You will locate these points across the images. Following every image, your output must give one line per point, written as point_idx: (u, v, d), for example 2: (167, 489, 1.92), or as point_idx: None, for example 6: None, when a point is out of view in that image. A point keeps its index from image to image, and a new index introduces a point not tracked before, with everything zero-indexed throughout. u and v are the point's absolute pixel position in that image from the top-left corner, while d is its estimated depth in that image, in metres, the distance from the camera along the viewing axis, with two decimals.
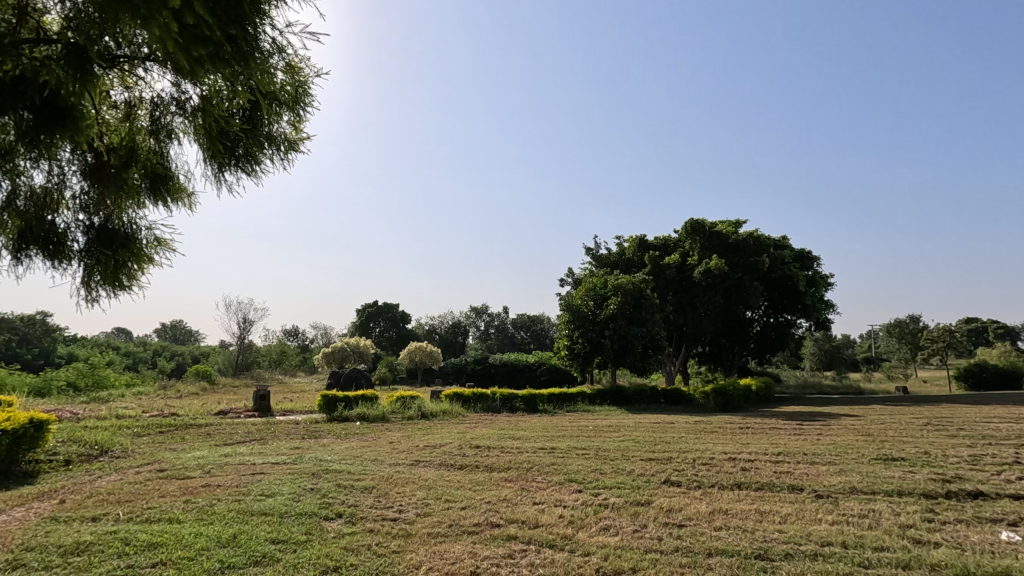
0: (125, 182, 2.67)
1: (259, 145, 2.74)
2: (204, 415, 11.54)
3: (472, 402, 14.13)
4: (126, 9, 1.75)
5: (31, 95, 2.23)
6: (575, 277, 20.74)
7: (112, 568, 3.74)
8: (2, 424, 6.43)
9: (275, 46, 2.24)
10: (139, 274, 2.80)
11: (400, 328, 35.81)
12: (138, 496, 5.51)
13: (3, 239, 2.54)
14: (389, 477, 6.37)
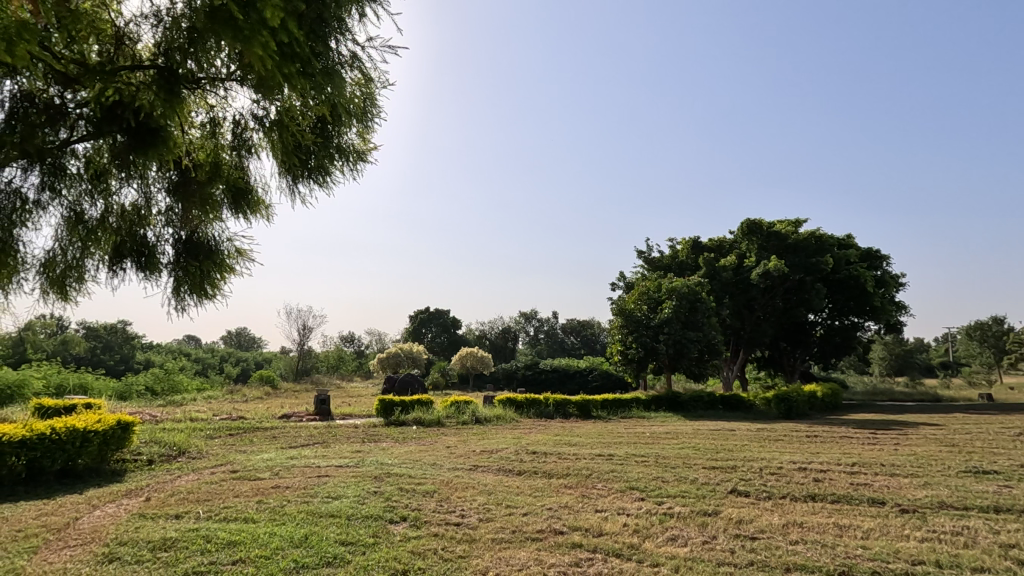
0: (208, 196, 2.80)
1: (331, 156, 2.82)
2: (270, 418, 12.05)
3: (525, 408, 14.10)
4: (228, 31, 1.86)
5: (128, 117, 2.40)
6: (626, 282, 20.43)
7: (196, 565, 3.92)
8: (94, 425, 6.92)
9: (353, 58, 2.32)
10: (221, 283, 2.92)
11: (451, 334, 36.29)
12: (216, 496, 5.78)
13: (101, 254, 2.71)
14: (450, 482, 6.43)
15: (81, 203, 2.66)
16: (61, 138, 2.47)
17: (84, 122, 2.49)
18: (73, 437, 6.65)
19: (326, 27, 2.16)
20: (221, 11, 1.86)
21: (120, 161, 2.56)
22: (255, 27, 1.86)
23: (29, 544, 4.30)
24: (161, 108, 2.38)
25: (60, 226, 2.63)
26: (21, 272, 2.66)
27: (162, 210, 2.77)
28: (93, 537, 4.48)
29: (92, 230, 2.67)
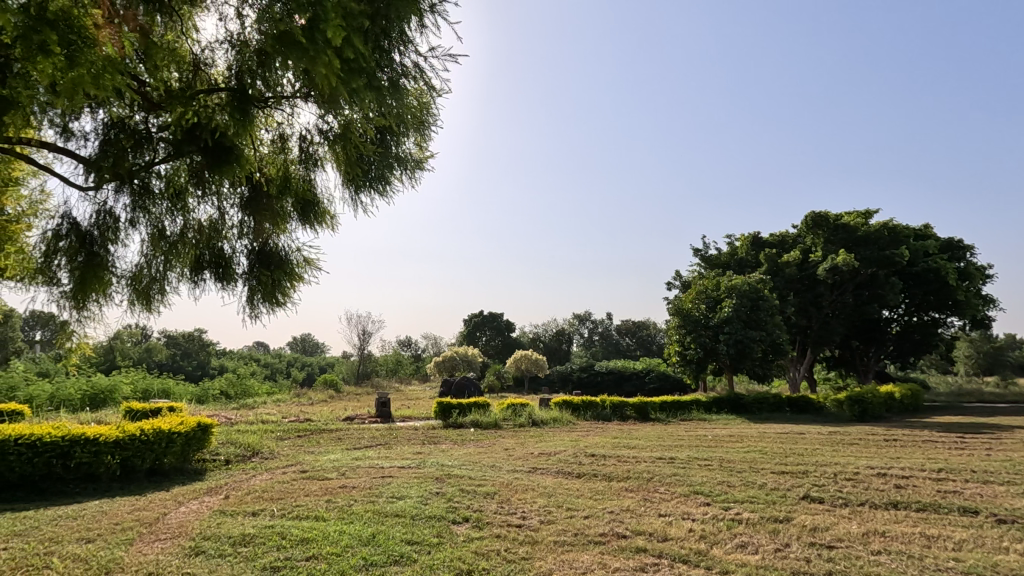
0: (276, 209, 2.95)
1: (390, 166, 2.92)
2: (334, 420, 12.53)
3: (582, 410, 13.98)
4: (297, 53, 1.96)
5: (205, 137, 2.57)
6: (682, 281, 19.94)
7: (274, 559, 4.13)
8: (177, 427, 7.41)
9: (415, 69, 2.38)
10: (291, 291, 3.07)
11: (506, 337, 36.55)
12: (287, 494, 6.06)
13: (183, 267, 2.92)
14: (510, 484, 6.46)
15: (163, 220, 2.86)
16: (146, 161, 2.68)
17: (167, 145, 2.67)
18: (160, 437, 7.15)
19: (387, 40, 2.25)
20: (290, 34, 1.95)
21: (196, 179, 2.74)
22: (321, 48, 1.95)
23: (125, 536, 4.66)
24: (233, 128, 2.53)
25: (146, 243, 2.85)
26: (115, 286, 2.90)
27: (235, 224, 2.94)
28: (181, 532, 4.79)
29: (173, 244, 2.87)
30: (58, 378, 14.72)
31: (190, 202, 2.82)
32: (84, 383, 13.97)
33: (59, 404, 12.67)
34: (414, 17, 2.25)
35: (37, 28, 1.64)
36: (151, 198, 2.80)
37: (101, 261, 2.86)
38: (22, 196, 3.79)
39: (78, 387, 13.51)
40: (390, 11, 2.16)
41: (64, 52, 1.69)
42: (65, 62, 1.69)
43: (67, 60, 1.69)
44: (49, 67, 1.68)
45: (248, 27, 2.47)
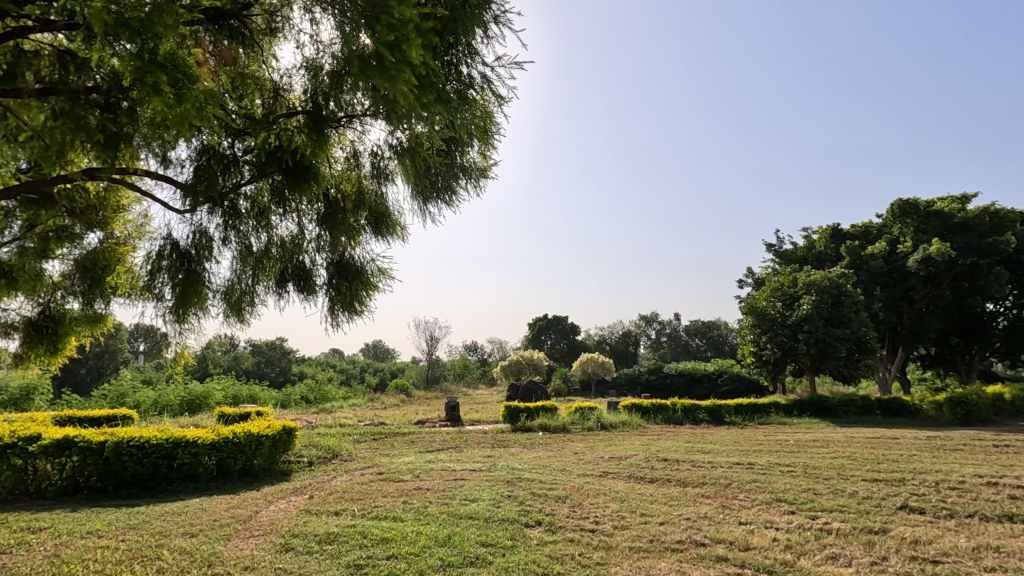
0: (350, 223, 3.12)
1: (456, 176, 3.01)
2: (407, 424, 12.94)
3: (652, 414, 13.63)
4: (379, 74, 2.06)
5: (286, 158, 2.76)
6: (755, 278, 19.09)
7: (357, 557, 4.30)
8: (265, 430, 7.90)
9: (484, 80, 2.44)
10: (367, 300, 3.21)
11: (571, 340, 36.41)
12: (367, 495, 6.32)
13: (269, 280, 3.13)
14: (581, 488, 6.41)
15: (249, 237, 3.06)
16: (235, 184, 2.90)
17: (252, 169, 2.88)
18: (250, 440, 7.64)
19: (455, 54, 2.33)
20: (371, 57, 2.06)
21: (278, 198, 2.92)
22: (400, 66, 2.04)
23: (223, 532, 5.01)
24: (310, 149, 2.70)
25: (235, 259, 3.08)
26: (210, 299, 3.15)
27: (313, 238, 3.11)
28: (272, 529, 5.10)
29: (259, 259, 3.08)
30: (160, 386, 16.12)
31: (272, 219, 3.02)
32: (182, 390, 15.17)
33: (162, 410, 13.84)
34: (479, 29, 2.31)
35: (152, 71, 1.85)
36: (238, 217, 3.01)
37: (197, 277, 3.12)
38: (128, 221, 4.22)
39: (178, 394, 14.70)
40: (458, 26, 2.24)
41: (172, 90, 1.89)
42: (173, 99, 1.89)
43: (176, 97, 1.89)
44: (163, 104, 1.88)
45: (322, 52, 2.62)
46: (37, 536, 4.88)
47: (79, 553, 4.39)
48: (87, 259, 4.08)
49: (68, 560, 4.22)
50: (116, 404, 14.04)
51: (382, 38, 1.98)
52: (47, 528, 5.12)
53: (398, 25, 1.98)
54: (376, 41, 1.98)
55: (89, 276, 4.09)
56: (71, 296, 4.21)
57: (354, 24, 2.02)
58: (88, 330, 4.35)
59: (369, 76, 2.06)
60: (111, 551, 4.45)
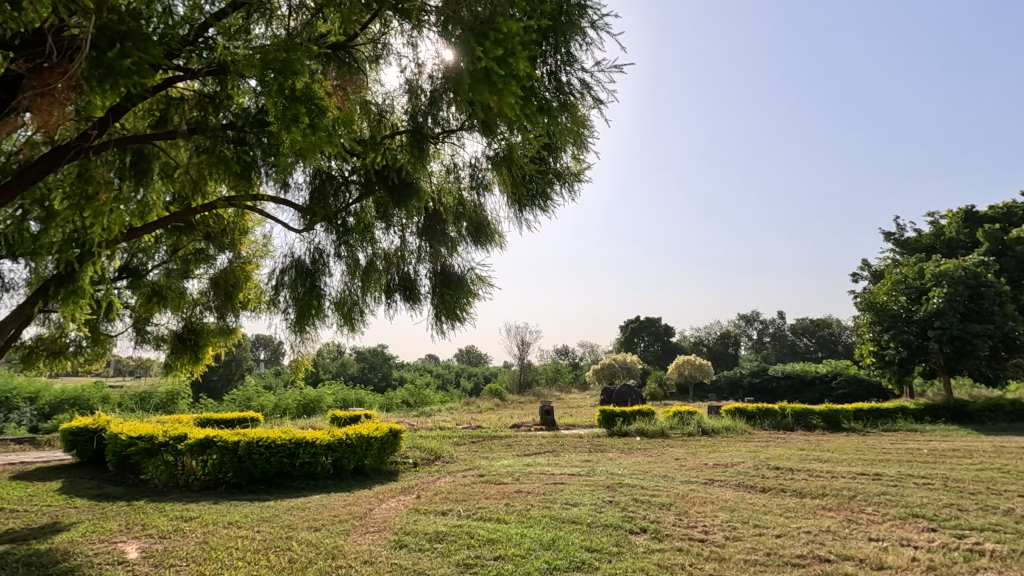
0: (448, 234, 3.25)
1: (550, 182, 3.07)
2: (503, 428, 13.17)
3: (758, 419, 12.83)
4: (486, 88, 2.13)
5: (393, 176, 2.97)
6: (872, 270, 17.44)
7: (465, 557, 4.44)
8: (373, 433, 8.40)
9: (583, 87, 2.47)
10: (469, 307, 3.31)
11: (665, 342, 35.26)
12: (470, 497, 6.51)
13: (378, 291, 3.34)
14: (686, 495, 6.18)
15: (358, 251, 3.30)
16: (344, 203, 3.19)
17: (360, 188, 3.13)
18: (361, 441, 8.16)
19: (555, 63, 2.40)
20: (479, 71, 2.13)
21: (382, 213, 3.13)
22: (507, 79, 2.11)
23: (343, 527, 5.39)
24: (412, 165, 2.87)
25: (346, 272, 3.33)
26: (326, 310, 3.43)
27: (414, 249, 3.27)
28: (386, 526, 5.41)
29: (367, 272, 3.31)
30: (279, 391, 17.61)
31: (376, 233, 3.22)
32: (298, 395, 16.47)
33: (282, 412, 15.13)
34: (577, 37, 2.37)
35: (292, 106, 2.23)
36: (348, 233, 3.26)
37: (316, 290, 3.40)
38: (252, 241, 4.69)
39: (295, 398, 15.98)
40: (556, 34, 2.33)
41: (308, 120, 2.26)
42: (308, 128, 2.25)
43: (310, 127, 2.25)
44: (299, 132, 2.25)
45: (420, 73, 2.83)
46: (190, 524, 5.53)
47: (224, 541, 4.92)
48: (218, 277, 4.58)
49: (216, 546, 4.74)
50: (244, 407, 15.55)
51: (492, 53, 2.07)
52: (196, 517, 5.79)
53: (505, 39, 2.08)
54: (485, 57, 2.07)
55: (220, 292, 4.59)
56: (208, 311, 4.77)
57: (467, 45, 2.13)
58: (223, 341, 4.90)
59: (477, 89, 2.14)
60: (250, 540, 4.94)
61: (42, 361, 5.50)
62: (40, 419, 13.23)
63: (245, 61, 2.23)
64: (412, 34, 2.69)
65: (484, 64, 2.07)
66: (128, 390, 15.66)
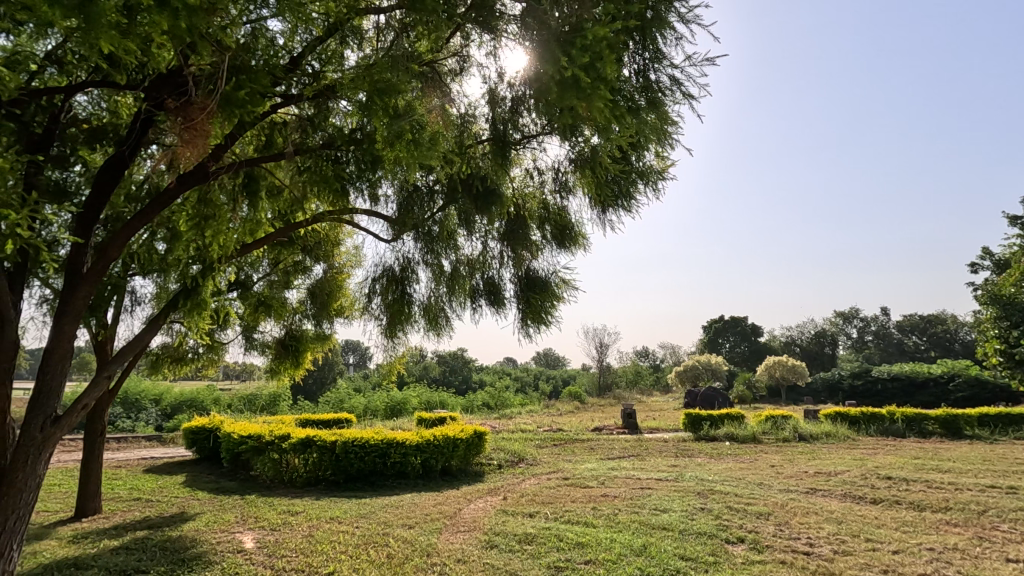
0: (529, 238, 3.27)
1: (634, 182, 3.02)
2: (585, 430, 13.07)
3: (863, 424, 11.86)
4: (575, 95, 2.15)
5: (478, 185, 3.06)
6: (995, 260, 15.65)
7: (556, 560, 4.44)
8: (458, 435, 8.62)
9: (672, 83, 2.43)
10: (554, 311, 3.32)
11: (753, 342, 33.52)
12: (556, 499, 6.51)
13: (463, 297, 3.44)
14: (786, 505, 5.82)
15: (443, 258, 3.42)
16: (430, 213, 3.31)
17: (444, 198, 3.24)
18: (448, 442, 8.41)
19: (642, 60, 2.39)
20: (567, 80, 2.16)
21: (465, 220, 3.22)
22: (595, 84, 2.12)
23: (435, 525, 5.57)
24: (495, 173, 2.95)
25: (431, 278, 3.47)
26: (414, 316, 3.58)
27: (496, 255, 3.33)
28: (476, 526, 5.53)
29: (452, 278, 3.42)
30: (368, 393, 18.51)
31: (460, 241, 3.31)
32: (386, 397, 17.23)
33: (372, 414, 15.88)
34: (665, 32, 2.35)
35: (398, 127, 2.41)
36: (433, 241, 3.38)
37: (405, 297, 3.56)
38: (344, 251, 5.00)
39: (383, 401, 16.72)
40: (642, 32, 2.33)
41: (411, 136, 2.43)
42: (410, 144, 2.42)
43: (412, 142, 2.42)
44: (407, 149, 2.47)
45: (501, 82, 2.91)
46: (296, 518, 5.93)
47: (327, 535, 5.23)
48: (316, 286, 4.91)
49: (321, 540, 5.05)
50: (338, 408, 16.47)
51: (578, 60, 2.09)
52: (302, 511, 6.20)
53: (592, 45, 2.09)
54: (572, 66, 2.09)
55: (318, 301, 4.93)
56: (307, 318, 5.14)
57: (553, 55, 2.16)
58: (320, 346, 5.23)
59: (567, 98, 2.18)
60: (350, 535, 5.22)
61: (167, 367, 6.15)
62: (164, 418, 14.71)
63: (352, 85, 2.41)
64: (492, 46, 2.75)
65: (571, 73, 2.09)
66: (236, 392, 17.09)
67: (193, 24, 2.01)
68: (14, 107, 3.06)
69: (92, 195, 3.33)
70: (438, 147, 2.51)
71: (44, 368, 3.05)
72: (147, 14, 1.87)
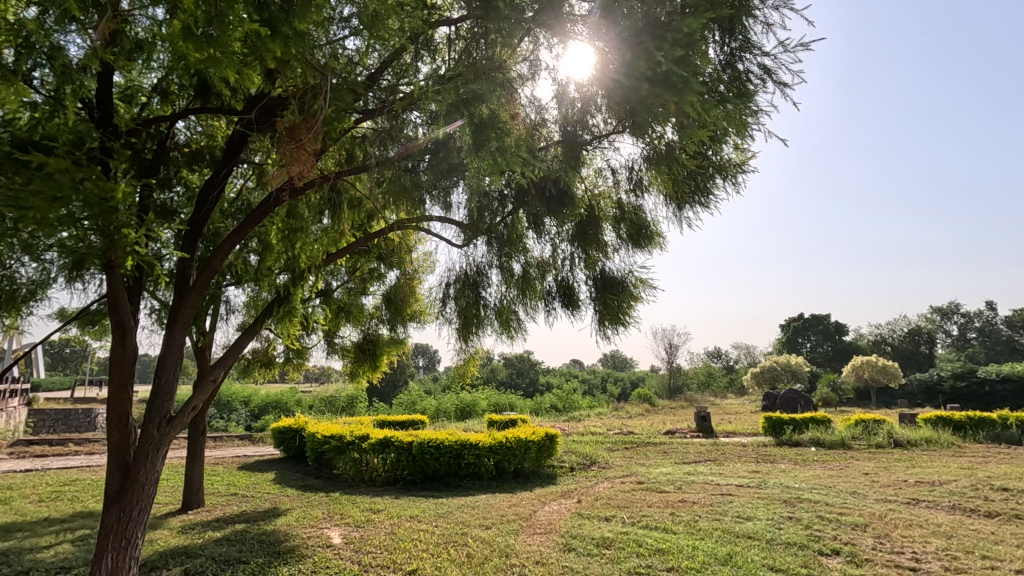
0: (601, 239, 3.25)
1: (713, 177, 2.93)
2: (657, 433, 12.76)
3: (970, 430, 10.87)
4: (668, 90, 2.22)
5: (550, 187, 3.09)
6: None
7: (636, 566, 4.36)
8: (530, 437, 8.67)
9: (762, 72, 2.45)
10: (631, 312, 3.25)
11: (837, 341, 31.51)
12: (632, 504, 6.38)
13: (537, 298, 3.47)
14: (885, 516, 5.42)
15: (513, 261, 3.46)
16: (502, 218, 3.29)
17: (513, 201, 3.25)
18: (520, 445, 8.47)
19: (730, 52, 2.44)
20: (659, 75, 2.22)
21: (535, 222, 3.25)
22: (688, 79, 2.18)
23: (512, 526, 5.61)
24: (567, 174, 2.97)
25: (503, 282, 3.52)
26: (486, 320, 3.63)
27: (567, 256, 3.33)
28: (552, 528, 5.52)
29: (523, 280, 3.45)
30: (439, 395, 18.95)
31: (532, 243, 3.34)
32: (456, 399, 17.57)
33: (444, 416, 16.25)
34: (752, 22, 2.39)
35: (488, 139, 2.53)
36: (504, 244, 3.43)
37: (477, 301, 3.62)
38: (416, 258, 5.15)
39: (453, 403, 17.08)
40: (730, 24, 2.38)
41: (497, 145, 2.52)
42: (496, 152, 2.51)
43: (498, 150, 2.51)
44: (490, 155, 2.54)
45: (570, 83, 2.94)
46: (379, 516, 6.16)
47: (409, 533, 5.40)
48: (391, 292, 5.13)
49: (404, 538, 5.22)
50: (411, 410, 16.98)
51: (671, 55, 2.15)
52: (383, 509, 6.44)
53: (685, 38, 2.14)
54: (666, 60, 2.15)
55: (393, 307, 5.16)
56: (382, 323, 5.36)
57: (644, 50, 2.21)
58: (396, 349, 5.44)
59: (659, 93, 2.24)
60: (431, 534, 5.37)
61: (257, 371, 6.59)
62: (252, 419, 15.72)
63: (449, 98, 2.57)
64: (561, 47, 2.68)
65: (665, 68, 2.15)
66: (316, 394, 18.00)
67: (296, 53, 2.17)
68: (131, 136, 3.37)
69: (196, 214, 3.62)
70: (520, 151, 2.58)
71: (160, 373, 3.36)
72: (262, 44, 2.04)
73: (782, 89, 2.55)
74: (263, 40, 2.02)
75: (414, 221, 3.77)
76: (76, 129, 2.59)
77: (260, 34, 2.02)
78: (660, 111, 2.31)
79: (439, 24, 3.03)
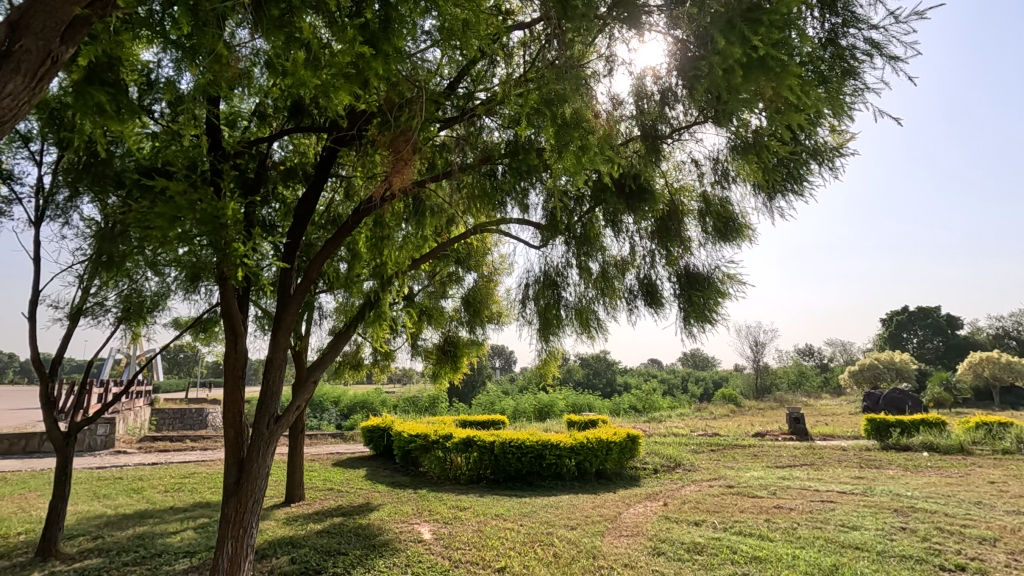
0: (684, 234, 3.15)
1: (807, 163, 2.77)
2: (745, 435, 12.18)
3: None
4: (764, 75, 2.10)
5: (630, 183, 3.04)
6: None
7: (731, 573, 4.18)
8: (611, 438, 8.55)
9: (869, 46, 2.29)
10: (718, 308, 3.10)
11: (949, 336, 28.61)
12: (723, 509, 6.12)
13: (619, 296, 3.42)
14: (1018, 530, 4.86)
15: (592, 259, 3.45)
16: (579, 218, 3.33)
17: (590, 200, 3.28)
18: (601, 446, 8.39)
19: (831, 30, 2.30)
20: (754, 60, 2.11)
21: (612, 219, 3.25)
22: (786, 62, 2.06)
23: (597, 527, 5.56)
24: (647, 169, 2.91)
25: (583, 281, 3.53)
26: (566, 320, 3.63)
27: (647, 252, 3.27)
28: (639, 531, 5.42)
29: (603, 279, 3.44)
30: (517, 396, 19.10)
31: (610, 241, 3.32)
32: (534, 400, 17.65)
33: (522, 416, 16.37)
34: None
35: (570, 137, 2.51)
36: (582, 243, 3.44)
37: (556, 300, 3.63)
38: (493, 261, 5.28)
39: (532, 403, 17.17)
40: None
41: (580, 143, 2.49)
42: (579, 150, 2.49)
43: (580, 148, 2.48)
44: (572, 153, 2.52)
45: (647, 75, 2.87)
46: (465, 513, 6.32)
47: (495, 531, 5.49)
48: (470, 295, 5.34)
49: (490, 536, 5.31)
50: (489, 410, 17.25)
51: (766, 38, 2.03)
52: (469, 507, 6.59)
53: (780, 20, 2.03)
54: (762, 44, 2.03)
55: (472, 309, 5.35)
56: (462, 325, 5.51)
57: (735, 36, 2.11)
58: (476, 351, 5.56)
59: (754, 80, 2.12)
60: (516, 532, 5.43)
61: (347, 372, 6.96)
62: (342, 418, 16.60)
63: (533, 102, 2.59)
64: (638, 41, 2.66)
65: (761, 53, 2.04)
66: (400, 395, 18.71)
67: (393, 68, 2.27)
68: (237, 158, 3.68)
69: (291, 228, 3.84)
70: (603, 149, 2.54)
71: (268, 374, 3.63)
72: (368, 63, 2.15)
73: (891, 63, 2.36)
74: (366, 60, 2.13)
75: (493, 225, 3.86)
76: (190, 155, 2.85)
77: (365, 54, 2.13)
78: (751, 97, 2.20)
79: (513, 28, 3.06)
